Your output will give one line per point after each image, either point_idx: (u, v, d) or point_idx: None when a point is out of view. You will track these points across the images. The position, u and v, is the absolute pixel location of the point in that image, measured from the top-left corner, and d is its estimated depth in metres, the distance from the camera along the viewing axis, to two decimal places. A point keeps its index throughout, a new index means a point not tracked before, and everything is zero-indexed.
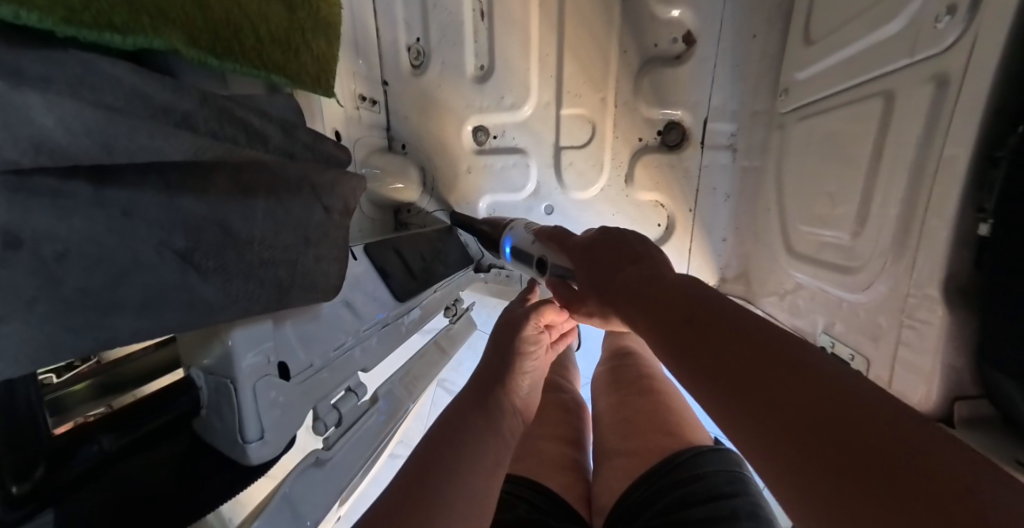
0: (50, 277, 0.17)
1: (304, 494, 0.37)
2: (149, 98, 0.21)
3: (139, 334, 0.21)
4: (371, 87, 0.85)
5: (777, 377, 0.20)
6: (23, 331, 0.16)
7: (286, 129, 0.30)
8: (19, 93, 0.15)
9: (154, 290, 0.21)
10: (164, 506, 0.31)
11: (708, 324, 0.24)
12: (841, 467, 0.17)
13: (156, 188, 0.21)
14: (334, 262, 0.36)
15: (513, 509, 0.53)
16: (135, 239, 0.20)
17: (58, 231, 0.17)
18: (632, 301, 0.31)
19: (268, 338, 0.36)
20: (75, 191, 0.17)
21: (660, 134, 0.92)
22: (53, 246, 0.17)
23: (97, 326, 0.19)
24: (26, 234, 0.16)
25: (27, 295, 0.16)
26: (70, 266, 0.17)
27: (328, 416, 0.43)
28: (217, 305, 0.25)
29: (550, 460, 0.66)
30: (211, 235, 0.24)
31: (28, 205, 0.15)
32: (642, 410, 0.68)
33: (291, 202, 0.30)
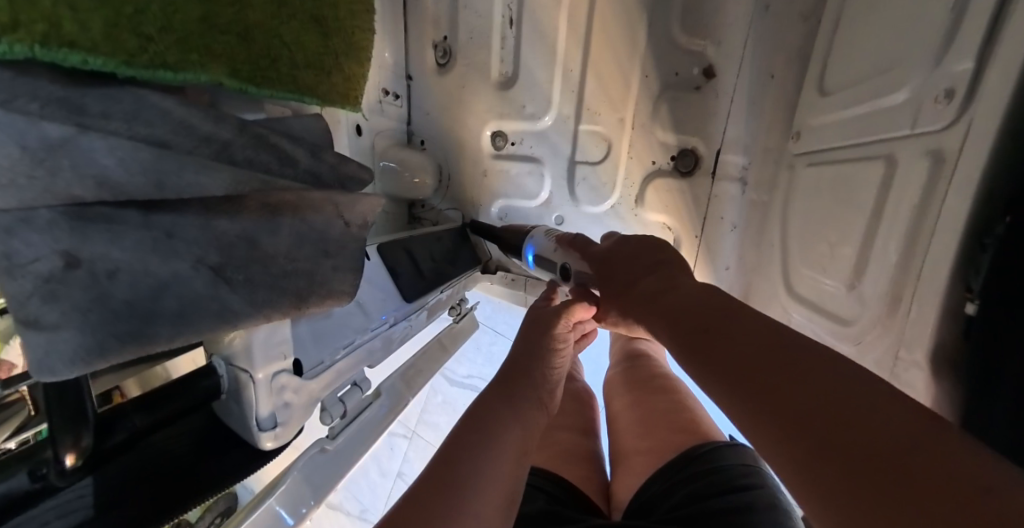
0: (102, 290, 0.19)
1: (313, 475, 0.40)
2: (193, 128, 0.22)
3: (176, 337, 0.23)
4: (395, 82, 0.86)
5: (799, 388, 0.21)
6: (79, 337, 0.19)
7: (314, 153, 0.32)
8: (85, 137, 0.17)
9: (187, 302, 0.23)
10: (181, 475, 0.35)
11: (732, 334, 0.26)
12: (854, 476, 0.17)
13: (196, 212, 0.23)
14: (353, 273, 0.37)
15: (533, 501, 0.57)
16: (174, 256, 0.22)
17: (110, 252, 0.19)
18: (666, 313, 0.33)
19: (285, 335, 0.38)
20: (126, 217, 0.20)
21: (674, 158, 0.93)
22: (106, 264, 0.19)
23: (141, 335, 0.22)
24: (86, 256, 0.18)
25: (83, 306, 0.19)
26: (119, 281, 0.20)
27: (334, 407, 0.45)
28: (244, 313, 0.27)
29: (565, 452, 0.70)
30: (239, 251, 0.26)
31: (86, 231, 0.18)
32: (658, 409, 0.73)
33: (314, 217, 0.31)
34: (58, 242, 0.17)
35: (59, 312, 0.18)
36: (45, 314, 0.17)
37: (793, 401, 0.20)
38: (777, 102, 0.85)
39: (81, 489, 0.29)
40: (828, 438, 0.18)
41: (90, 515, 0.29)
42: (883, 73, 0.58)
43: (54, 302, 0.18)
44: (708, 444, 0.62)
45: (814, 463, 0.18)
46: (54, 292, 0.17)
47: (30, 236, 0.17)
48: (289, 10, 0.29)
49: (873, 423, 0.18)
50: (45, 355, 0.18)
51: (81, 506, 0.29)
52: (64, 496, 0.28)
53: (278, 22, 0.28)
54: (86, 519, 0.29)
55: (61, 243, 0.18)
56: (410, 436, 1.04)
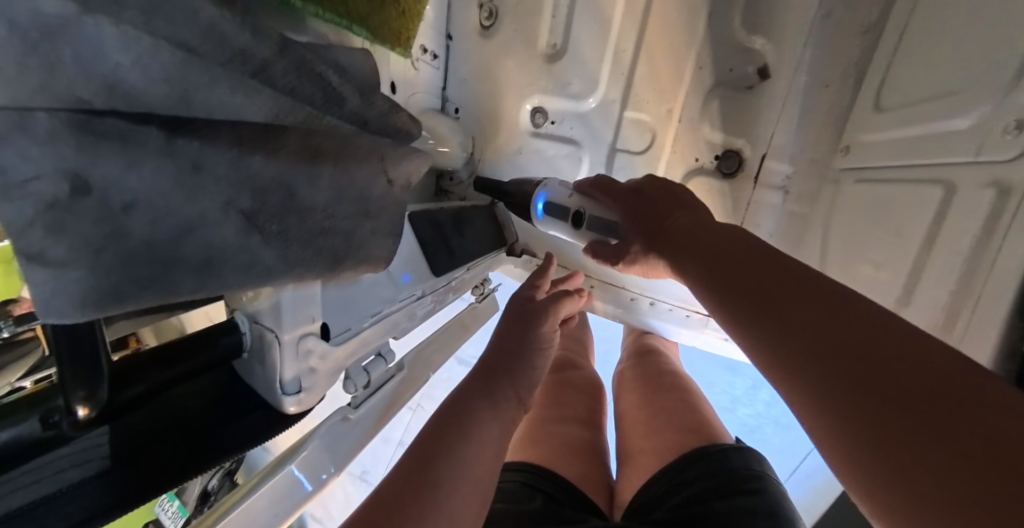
0: (118, 226, 0.15)
1: (333, 447, 0.36)
2: (227, 39, 0.18)
3: (196, 289, 0.20)
4: (434, 40, 0.80)
5: (847, 333, 0.24)
6: (91, 279, 0.15)
7: (363, 94, 0.27)
8: (88, 21, 0.12)
9: (213, 250, 0.19)
10: (196, 439, 0.31)
11: (781, 284, 0.30)
12: (898, 414, 0.21)
13: (227, 144, 0.18)
14: (387, 239, 0.33)
15: (532, 500, 0.55)
16: (201, 193, 0.18)
17: (126, 181, 0.15)
18: (709, 257, 0.37)
19: (314, 295, 0.34)
20: (145, 137, 0.15)
21: (718, 158, 0.87)
22: (121, 195, 0.15)
23: (159, 282, 0.18)
24: (97, 181, 0.14)
25: (95, 244, 0.15)
26: (137, 217, 0.16)
27: (358, 377, 0.40)
28: (273, 271, 0.23)
29: (566, 443, 0.68)
30: (275, 197, 0.22)
31: (98, 150, 0.13)
32: (664, 408, 0.69)
33: (357, 171, 0.27)
34: (64, 160, 0.13)
35: (67, 248, 0.14)
36: (50, 248, 0.13)
37: (833, 348, 0.24)
38: (830, 111, 0.80)
39: (98, 437, 0.26)
40: (862, 377, 0.22)
41: (103, 466, 0.26)
42: (952, 93, 0.54)
43: (58, 235, 0.13)
44: (713, 445, 0.58)
45: (857, 402, 0.22)
46: (60, 222, 0.13)
47: (28, 148, 0.12)
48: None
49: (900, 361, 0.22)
50: (48, 295, 0.14)
51: (96, 456, 0.26)
52: (79, 444, 0.25)
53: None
54: (100, 471, 0.25)
55: (66, 159, 0.13)
56: (415, 408, 1.03)
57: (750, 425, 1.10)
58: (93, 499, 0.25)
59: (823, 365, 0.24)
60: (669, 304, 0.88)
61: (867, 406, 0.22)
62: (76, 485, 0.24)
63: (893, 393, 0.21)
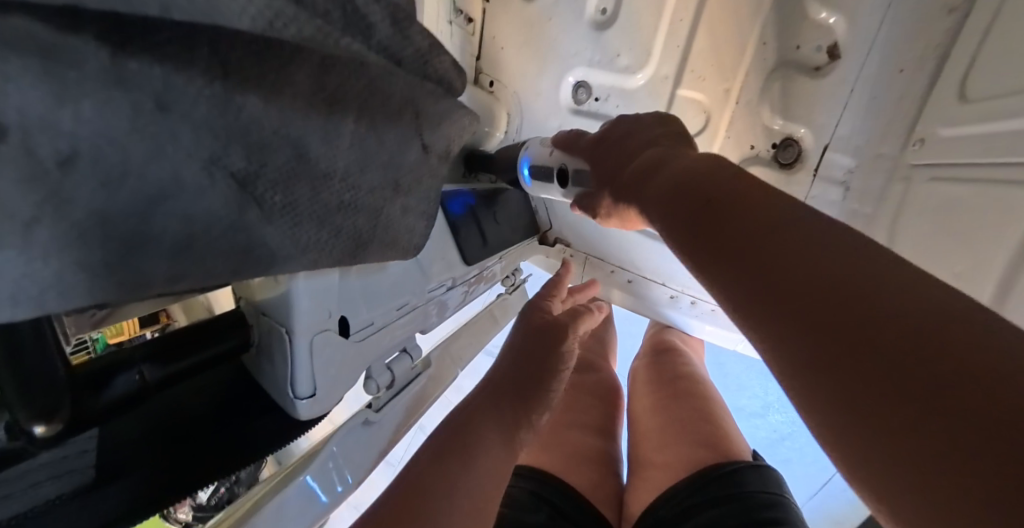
0: (55, 191, 0.10)
1: (351, 453, 0.31)
2: None
3: (178, 278, 0.15)
4: (468, 2, 0.73)
5: (805, 264, 0.18)
6: (23, 266, 0.10)
7: (398, 23, 0.18)
8: None
9: (197, 225, 0.14)
10: (206, 439, 0.27)
11: (728, 221, 0.23)
12: (868, 370, 0.15)
13: (207, 77, 0.13)
14: (422, 219, 0.27)
15: (534, 513, 0.48)
16: (171, 146, 0.13)
17: (59, 122, 0.10)
18: (659, 195, 0.30)
19: (331, 285, 0.28)
20: (80, 51, 0.09)
21: (774, 147, 0.78)
22: (55, 143, 0.10)
23: (126, 268, 0.13)
24: (13, 120, 0.09)
25: (25, 216, 0.10)
26: (80, 178, 0.11)
27: (380, 376, 0.35)
28: (280, 255, 0.18)
29: (576, 451, 0.59)
30: (278, 157, 0.16)
31: (7, 67, 0.08)
32: (680, 416, 0.62)
33: (386, 130, 0.20)
34: None
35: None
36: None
37: (786, 306, 0.18)
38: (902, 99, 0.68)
39: (83, 443, 0.23)
40: (818, 343, 0.16)
41: (91, 479, 0.22)
42: None
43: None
44: (732, 462, 0.52)
45: (820, 353, 0.16)
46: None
47: None
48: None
49: (869, 310, 0.15)
50: None
51: (83, 465, 0.22)
52: (59, 452, 0.21)
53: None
54: (83, 485, 0.21)
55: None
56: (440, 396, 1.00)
57: (781, 432, 1.04)
58: (80, 519, 0.20)
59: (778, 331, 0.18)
60: (672, 291, 0.81)
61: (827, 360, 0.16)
62: (57, 499, 0.20)
63: (862, 359, 0.15)
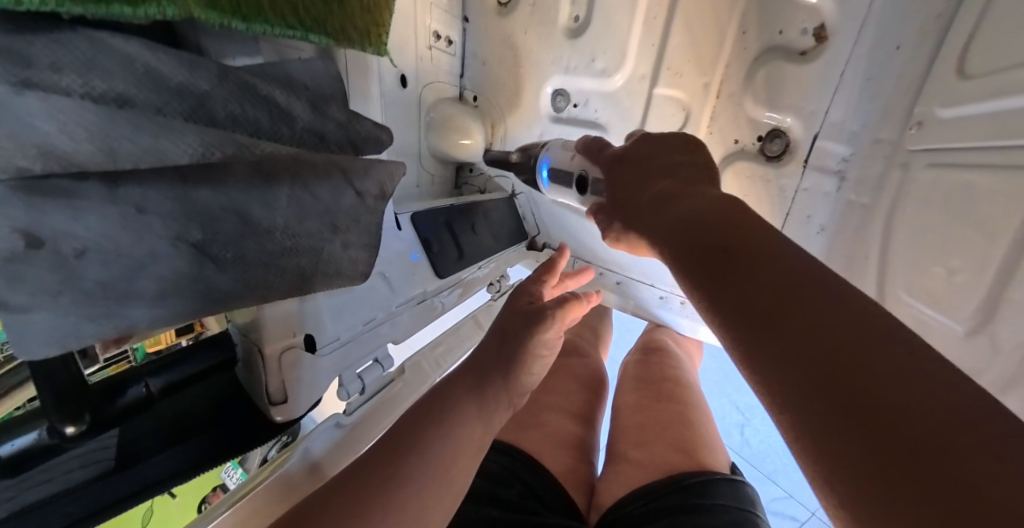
0: (72, 272, 0.17)
1: (326, 452, 0.37)
2: (164, 80, 0.18)
3: (157, 324, 0.20)
4: (448, 23, 0.77)
5: (827, 325, 0.18)
6: (54, 319, 0.17)
7: (317, 108, 0.25)
8: (21, 99, 0.14)
9: (168, 282, 0.20)
10: (202, 436, 0.33)
11: (743, 255, 0.23)
12: (876, 432, 0.15)
13: (170, 181, 0.19)
14: (365, 251, 0.32)
15: (508, 488, 0.52)
16: (148, 233, 0.18)
17: (74, 230, 0.16)
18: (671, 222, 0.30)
19: (291, 310, 0.34)
20: (87, 190, 0.16)
21: (762, 139, 0.69)
22: (72, 243, 0.16)
23: (115, 316, 0.18)
24: (48, 234, 0.16)
25: (52, 287, 0.16)
26: (89, 262, 0.17)
27: (351, 384, 0.41)
28: (234, 295, 0.23)
29: (554, 435, 0.63)
30: (228, 225, 0.21)
31: (46, 207, 0.15)
32: (662, 421, 0.65)
33: (320, 187, 0.25)
34: (15, 220, 0.15)
35: (27, 295, 0.16)
36: (13, 296, 0.16)
37: (796, 336, 0.19)
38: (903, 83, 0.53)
39: (107, 439, 0.29)
40: (826, 382, 0.17)
41: (111, 467, 0.28)
42: None
43: (15, 288, 0.16)
44: (706, 472, 0.54)
45: (841, 412, 0.16)
46: (18, 273, 0.15)
47: None
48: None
49: (886, 368, 0.16)
50: (21, 333, 0.16)
51: (104, 457, 0.28)
52: (90, 446, 0.28)
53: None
54: (104, 473, 0.28)
55: (18, 221, 0.15)
56: None
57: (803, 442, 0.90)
58: (95, 498, 0.27)
59: (785, 360, 0.18)
60: (661, 292, 0.82)
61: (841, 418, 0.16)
62: (83, 484, 0.27)
63: (860, 404, 0.16)
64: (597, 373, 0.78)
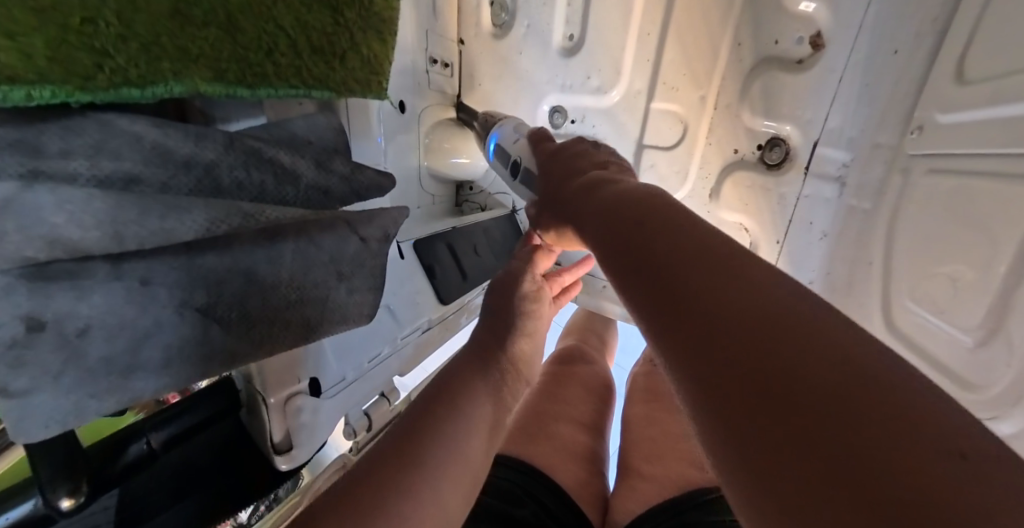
0: (75, 351, 0.17)
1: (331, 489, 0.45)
2: (170, 153, 0.19)
3: (162, 392, 0.20)
4: (444, 48, 0.76)
5: (745, 313, 0.16)
6: (55, 400, 0.17)
7: (321, 163, 0.26)
8: (31, 194, 0.15)
9: (173, 349, 0.20)
10: (204, 492, 0.33)
11: (662, 246, 0.21)
12: (802, 440, 0.12)
13: (176, 250, 0.19)
14: (371, 293, 0.32)
15: (521, 506, 0.50)
16: (153, 303, 0.19)
17: (77, 310, 0.17)
18: (598, 222, 0.28)
19: (293, 358, 0.35)
20: (92, 269, 0.17)
21: (761, 149, 0.68)
22: (75, 323, 0.17)
23: (120, 390, 0.19)
24: (51, 316, 0.16)
25: (53, 369, 0.16)
26: (93, 340, 0.17)
27: (357, 422, 0.44)
28: (241, 354, 0.23)
29: (566, 448, 0.63)
30: (234, 285, 0.22)
31: (50, 290, 0.16)
32: (678, 436, 0.64)
33: (325, 238, 0.26)
34: (19, 307, 0.15)
35: (28, 379, 0.16)
36: (13, 381, 0.15)
37: (713, 329, 0.16)
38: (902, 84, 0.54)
39: (105, 501, 0.28)
40: (749, 370, 0.14)
41: None
42: None
43: (17, 374, 0.15)
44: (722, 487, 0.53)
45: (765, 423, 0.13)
46: (20, 360, 0.15)
47: None
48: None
49: (804, 358, 0.14)
50: (20, 416, 0.16)
51: (103, 520, 0.28)
52: (90, 510, 0.27)
53: (275, 3, 0.22)
54: None
55: (22, 306, 0.15)
56: None
57: None
58: None
59: (707, 349, 0.16)
60: None
61: (759, 427, 0.13)
62: None
63: (790, 395, 0.13)
64: (608, 386, 0.78)
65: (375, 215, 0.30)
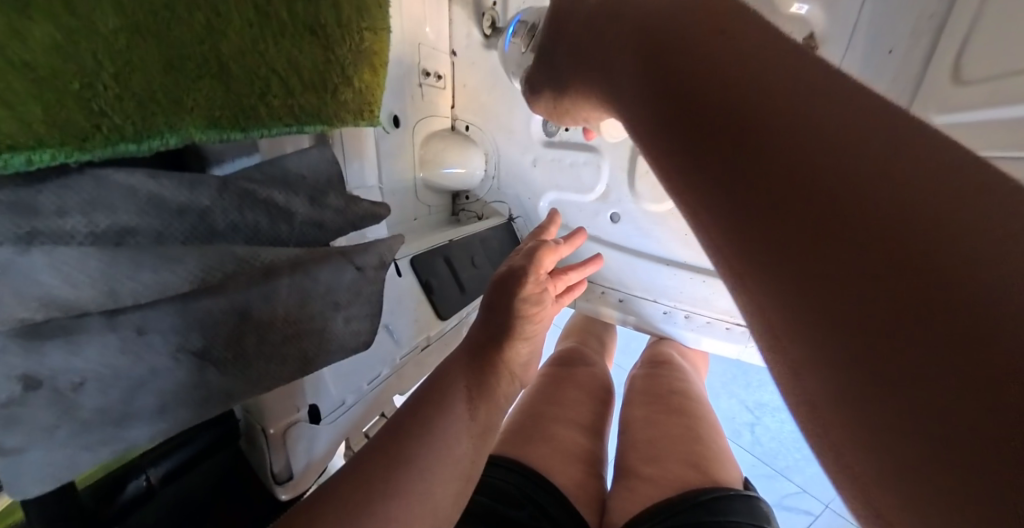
0: (70, 405, 0.17)
1: None
2: (165, 202, 0.19)
3: (157, 437, 0.21)
4: (437, 60, 0.76)
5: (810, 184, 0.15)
6: (47, 454, 0.17)
7: (316, 199, 0.27)
8: (26, 258, 0.15)
9: (169, 396, 0.21)
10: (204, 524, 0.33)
11: (710, 110, 0.19)
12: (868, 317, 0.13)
13: (171, 300, 0.20)
14: (368, 320, 0.32)
15: (519, 508, 0.52)
16: (149, 352, 0.19)
17: (73, 364, 0.17)
18: (636, 84, 0.24)
19: (293, 389, 0.35)
20: (87, 323, 0.17)
21: None
22: (70, 378, 0.17)
23: (116, 439, 0.19)
24: (46, 374, 0.17)
25: (47, 425, 0.17)
26: (88, 392, 0.18)
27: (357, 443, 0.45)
28: (235, 393, 0.24)
29: (565, 450, 0.62)
30: (228, 325, 0.22)
31: (45, 349, 0.16)
32: (671, 436, 0.63)
33: (320, 270, 0.26)
34: (13, 368, 0.16)
35: (22, 438, 0.17)
36: (8, 439, 0.16)
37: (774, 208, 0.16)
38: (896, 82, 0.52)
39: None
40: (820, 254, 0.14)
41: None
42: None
43: (10, 430, 0.16)
44: (718, 487, 0.53)
45: (832, 307, 0.14)
46: (14, 416, 0.16)
47: None
48: (282, 29, 0.23)
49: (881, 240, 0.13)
50: (14, 473, 0.17)
51: None
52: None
53: (268, 45, 0.23)
54: None
55: (19, 367, 0.16)
56: None
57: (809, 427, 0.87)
58: None
59: (778, 232, 0.16)
60: (664, 306, 0.82)
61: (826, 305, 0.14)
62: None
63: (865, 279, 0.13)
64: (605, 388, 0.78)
65: (371, 243, 0.31)
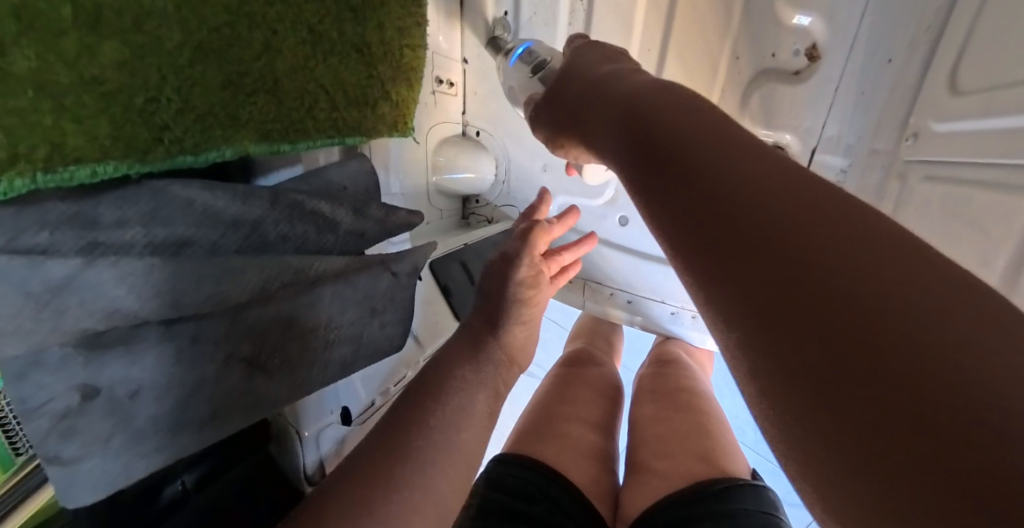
0: (126, 414, 0.18)
1: None
2: (220, 215, 0.20)
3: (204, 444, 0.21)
4: (449, 68, 0.76)
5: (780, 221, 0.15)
6: (102, 464, 0.17)
7: (359, 210, 0.27)
8: (92, 270, 0.16)
9: (217, 404, 0.21)
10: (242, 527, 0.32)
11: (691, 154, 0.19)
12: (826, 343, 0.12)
13: (223, 310, 0.20)
14: (401, 324, 0.31)
15: (536, 503, 0.51)
16: (203, 360, 0.20)
17: (130, 373, 0.17)
18: (619, 131, 0.26)
19: (324, 394, 0.36)
20: (145, 333, 0.18)
21: None
22: (127, 386, 0.17)
23: (166, 448, 0.19)
24: (104, 383, 0.17)
25: (102, 435, 0.17)
26: (143, 401, 0.18)
27: None
28: (278, 401, 0.24)
29: (577, 446, 0.62)
30: (274, 332, 0.23)
31: (102, 359, 0.17)
32: (682, 432, 0.63)
33: (359, 276, 0.26)
34: (75, 376, 0.16)
35: (79, 446, 0.17)
36: (65, 449, 0.17)
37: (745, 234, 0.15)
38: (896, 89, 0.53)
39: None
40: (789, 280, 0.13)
41: None
42: None
43: (69, 441, 0.17)
44: (729, 478, 0.53)
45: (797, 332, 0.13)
46: (73, 426, 0.16)
47: None
48: (329, 49, 0.24)
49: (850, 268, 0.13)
50: (66, 485, 0.17)
51: None
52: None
53: (316, 65, 0.24)
54: None
55: (78, 376, 0.16)
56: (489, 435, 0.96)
57: None
58: None
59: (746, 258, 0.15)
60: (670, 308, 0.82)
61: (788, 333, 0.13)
62: None
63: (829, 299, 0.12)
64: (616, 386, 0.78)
65: (406, 251, 0.31)
